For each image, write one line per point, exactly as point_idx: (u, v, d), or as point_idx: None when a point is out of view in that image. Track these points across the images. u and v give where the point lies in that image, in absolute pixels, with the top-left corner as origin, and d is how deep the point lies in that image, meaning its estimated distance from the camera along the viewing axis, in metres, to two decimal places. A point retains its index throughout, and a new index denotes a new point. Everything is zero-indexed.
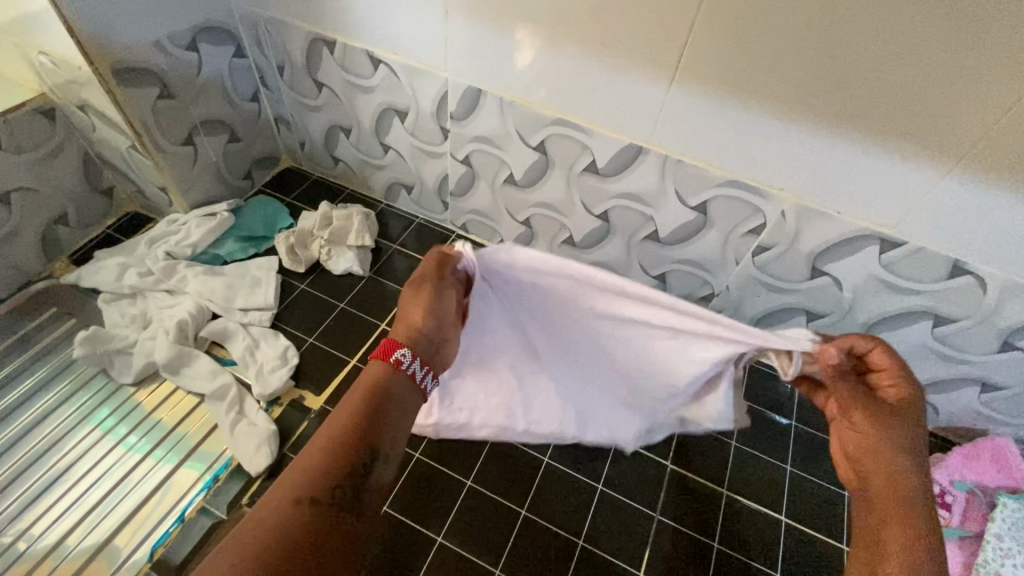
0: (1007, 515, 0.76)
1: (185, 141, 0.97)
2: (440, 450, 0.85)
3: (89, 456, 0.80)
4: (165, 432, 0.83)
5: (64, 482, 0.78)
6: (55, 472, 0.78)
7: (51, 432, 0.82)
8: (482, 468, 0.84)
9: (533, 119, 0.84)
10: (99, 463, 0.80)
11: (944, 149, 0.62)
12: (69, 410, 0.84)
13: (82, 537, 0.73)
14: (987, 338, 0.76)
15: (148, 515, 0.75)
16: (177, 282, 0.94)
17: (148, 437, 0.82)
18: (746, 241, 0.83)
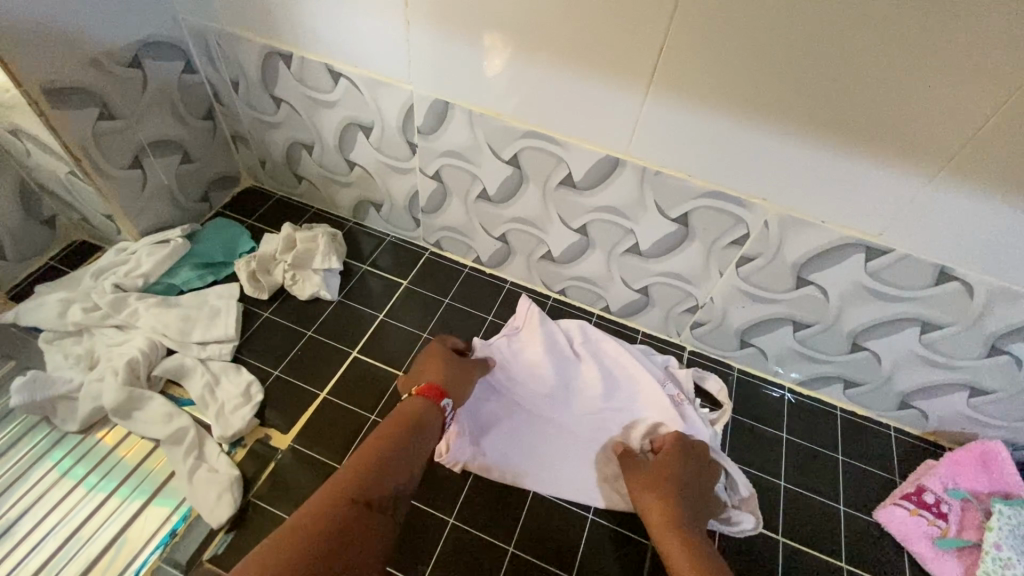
0: (1004, 522, 0.75)
1: (132, 164, 0.90)
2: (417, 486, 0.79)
3: (45, 500, 0.74)
4: (130, 469, 0.77)
5: (19, 529, 0.71)
6: None
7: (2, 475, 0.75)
8: (463, 504, 0.78)
9: (505, 132, 0.80)
10: (58, 506, 0.73)
11: (928, 155, 0.60)
12: (8, 463, 0.76)
13: None
14: (975, 344, 0.75)
15: (115, 559, 0.70)
16: (127, 316, 0.87)
17: (111, 475, 0.76)
18: (729, 252, 0.80)
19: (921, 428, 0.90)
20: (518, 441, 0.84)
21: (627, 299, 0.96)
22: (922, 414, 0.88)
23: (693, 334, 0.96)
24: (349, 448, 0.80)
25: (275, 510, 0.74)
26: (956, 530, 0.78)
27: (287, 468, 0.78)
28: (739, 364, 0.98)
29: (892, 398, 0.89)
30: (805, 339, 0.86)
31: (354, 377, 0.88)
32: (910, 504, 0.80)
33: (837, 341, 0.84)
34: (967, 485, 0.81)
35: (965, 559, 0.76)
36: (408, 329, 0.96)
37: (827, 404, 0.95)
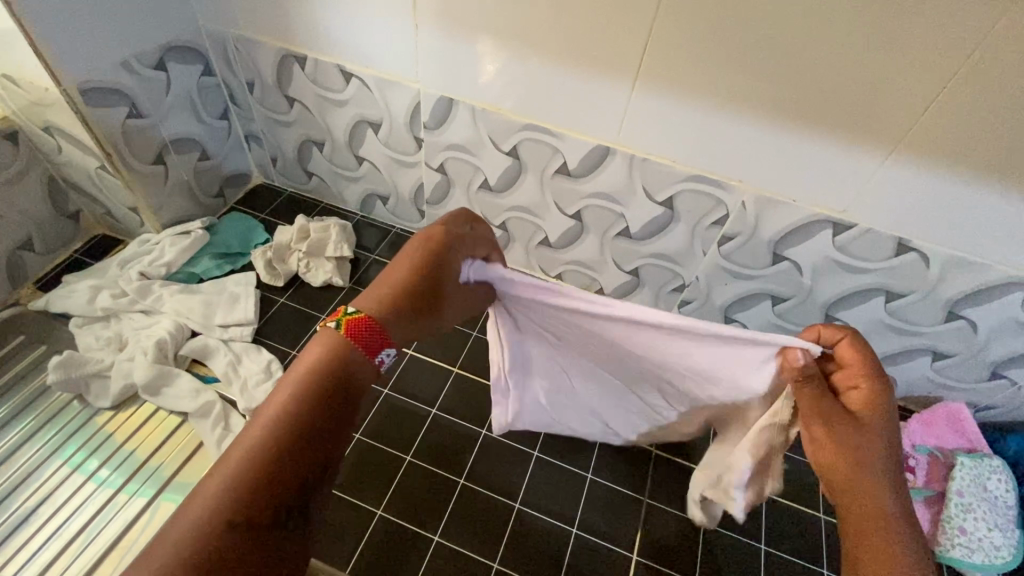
0: (965, 473, 0.82)
1: (155, 160, 0.96)
2: (429, 453, 0.86)
3: (57, 494, 0.77)
4: (138, 465, 0.80)
5: (32, 523, 0.74)
6: (8, 528, 0.73)
7: (14, 472, 0.78)
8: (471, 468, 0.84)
9: (504, 125, 0.88)
10: (68, 501, 0.76)
11: (882, 137, 0.68)
12: (45, 438, 0.81)
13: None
14: (934, 310, 0.83)
15: (126, 550, 0.72)
16: (153, 302, 0.93)
17: (119, 471, 0.79)
18: (711, 232, 0.87)
19: (892, 394, 0.98)
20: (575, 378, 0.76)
21: (620, 281, 1.03)
22: (892, 380, 0.96)
23: (681, 312, 1.04)
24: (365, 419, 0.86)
25: None
26: (923, 482, 0.85)
27: None
28: None
29: None
30: (783, 312, 0.94)
31: None
32: None
33: (811, 313, 0.92)
34: (934, 442, 0.88)
35: (931, 506, 0.83)
36: None
37: None
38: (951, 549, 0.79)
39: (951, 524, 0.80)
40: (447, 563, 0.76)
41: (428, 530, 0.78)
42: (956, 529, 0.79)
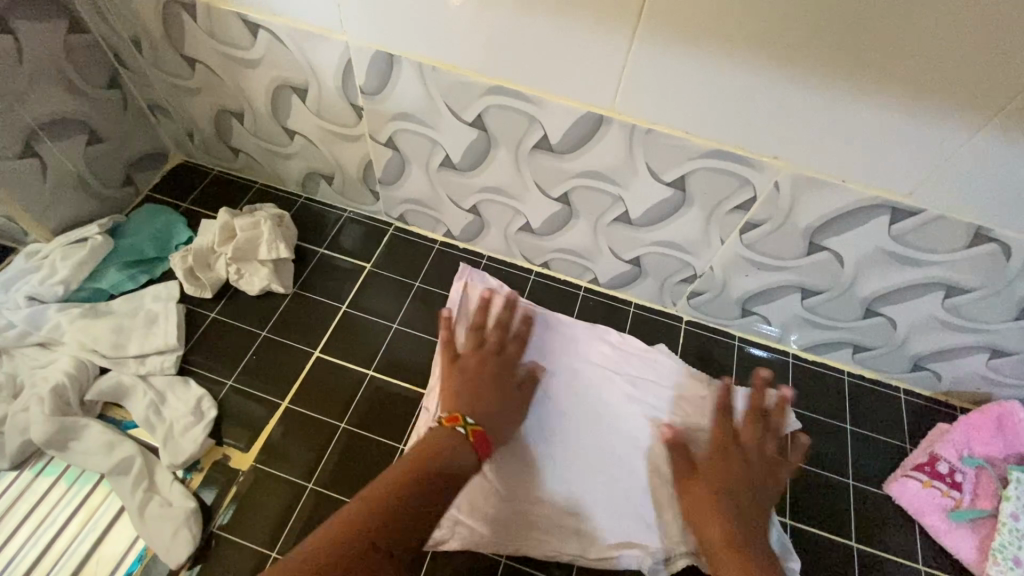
0: (1021, 492, 0.71)
1: (23, 152, 0.75)
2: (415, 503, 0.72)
3: (8, 518, 0.68)
4: (92, 485, 0.70)
5: None
6: None
7: None
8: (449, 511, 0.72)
9: (465, 88, 0.67)
10: (19, 528, 0.68)
11: (979, 100, 0.49)
12: None
13: None
14: (1004, 307, 0.67)
15: None
16: (50, 332, 0.76)
17: (73, 492, 0.70)
18: (733, 219, 0.69)
19: (932, 389, 0.85)
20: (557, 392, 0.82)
21: (617, 271, 0.86)
22: (935, 376, 0.82)
23: (691, 303, 0.87)
24: (319, 464, 0.73)
25: (243, 539, 0.67)
26: (971, 500, 0.74)
27: (251, 492, 0.70)
28: (740, 332, 0.90)
29: (904, 361, 0.82)
30: (814, 306, 0.78)
31: (318, 380, 0.80)
32: (923, 475, 0.76)
33: (849, 308, 0.76)
34: (982, 452, 0.76)
35: (979, 530, 0.72)
36: (377, 320, 0.87)
37: (834, 369, 0.88)
38: None
39: (1003, 554, 0.69)
40: None
41: None
42: (1010, 560, 0.69)
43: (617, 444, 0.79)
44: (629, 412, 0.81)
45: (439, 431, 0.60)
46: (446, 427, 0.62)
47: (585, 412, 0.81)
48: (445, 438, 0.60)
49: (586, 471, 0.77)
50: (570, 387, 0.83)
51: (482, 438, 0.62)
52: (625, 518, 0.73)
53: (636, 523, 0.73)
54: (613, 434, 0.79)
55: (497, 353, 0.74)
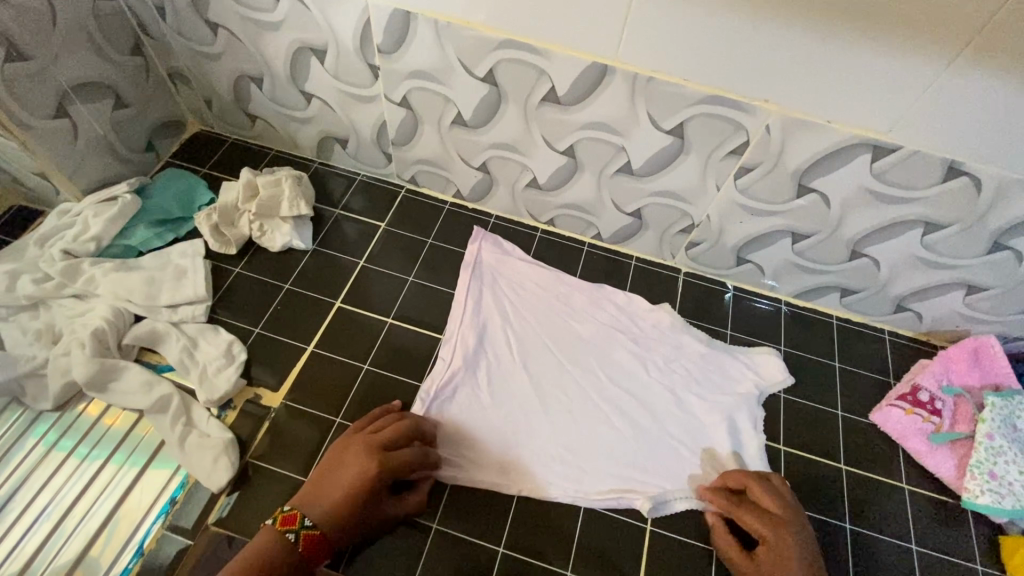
0: (996, 414, 0.77)
1: (56, 113, 0.79)
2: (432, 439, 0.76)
3: (36, 476, 0.71)
4: (117, 441, 0.73)
5: (22, 497, 0.69)
6: None
7: None
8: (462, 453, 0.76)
9: (477, 43, 0.71)
10: (49, 482, 0.70)
11: (947, 35, 0.55)
12: (12, 417, 0.74)
13: (56, 553, 0.66)
14: (978, 241, 0.73)
15: (124, 523, 0.68)
16: (85, 284, 0.80)
17: (100, 447, 0.73)
18: (727, 164, 0.75)
19: (914, 329, 0.91)
20: (567, 341, 0.87)
21: (619, 224, 0.92)
22: (917, 315, 0.88)
23: (688, 254, 0.93)
24: (346, 401, 0.78)
25: (277, 467, 0.72)
26: (950, 425, 0.80)
27: (282, 426, 0.75)
28: (735, 282, 0.95)
29: (888, 302, 0.88)
30: (804, 250, 0.84)
31: (340, 328, 0.85)
32: (906, 403, 0.82)
33: (836, 250, 0.82)
34: (960, 381, 0.82)
35: (957, 450, 0.79)
36: (392, 274, 0.91)
37: (824, 314, 0.94)
38: (980, 496, 0.75)
39: (980, 470, 0.76)
40: (449, 551, 0.70)
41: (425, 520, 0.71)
42: (985, 474, 0.75)
43: (624, 388, 0.83)
44: (636, 366, 0.85)
45: (264, 540, 0.60)
46: (276, 531, 0.61)
47: (594, 365, 0.85)
48: (275, 547, 0.60)
49: (596, 409, 0.81)
50: (580, 342, 0.87)
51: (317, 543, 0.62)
52: (626, 465, 0.77)
53: (635, 470, 0.77)
54: (621, 373, 0.84)
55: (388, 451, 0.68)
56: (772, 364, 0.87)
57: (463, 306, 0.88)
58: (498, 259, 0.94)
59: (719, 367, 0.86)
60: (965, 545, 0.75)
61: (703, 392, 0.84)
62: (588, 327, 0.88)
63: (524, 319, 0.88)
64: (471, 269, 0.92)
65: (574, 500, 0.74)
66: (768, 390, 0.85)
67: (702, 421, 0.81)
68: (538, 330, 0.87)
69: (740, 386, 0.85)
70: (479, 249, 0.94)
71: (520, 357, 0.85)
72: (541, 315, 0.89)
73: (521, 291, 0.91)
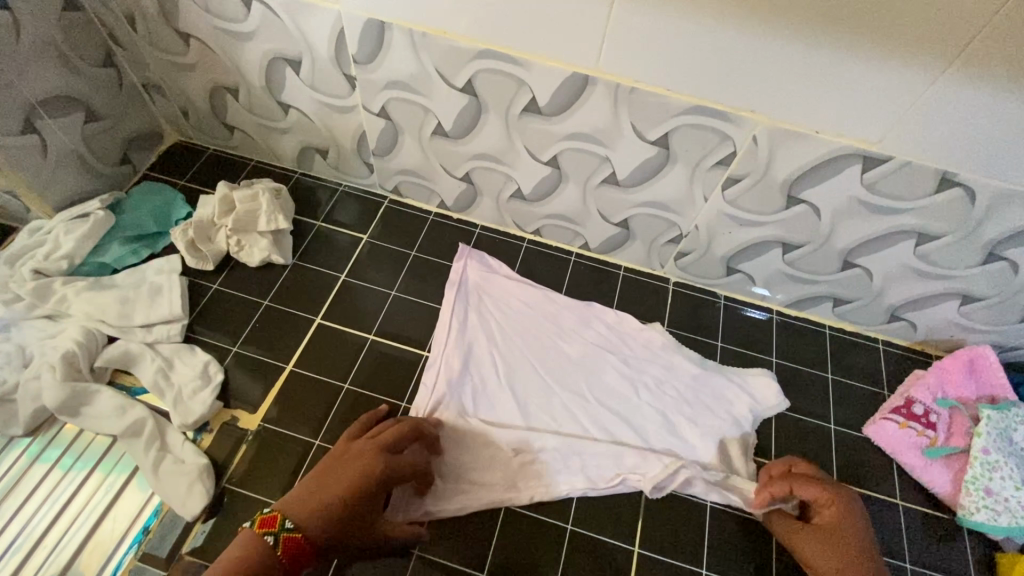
0: (992, 428, 0.75)
1: (24, 129, 0.77)
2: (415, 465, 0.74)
3: (9, 501, 0.69)
4: (91, 465, 0.72)
5: None
6: None
7: None
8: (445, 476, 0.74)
9: (454, 54, 0.69)
10: (22, 508, 0.69)
11: (938, 43, 0.53)
12: None
13: None
14: (972, 251, 0.71)
15: (96, 552, 0.66)
16: (56, 304, 0.78)
17: (74, 472, 0.71)
18: (714, 174, 0.73)
19: (908, 338, 0.89)
20: (557, 364, 0.84)
21: (606, 234, 0.90)
22: (910, 325, 0.86)
23: (677, 264, 0.91)
24: (326, 422, 0.76)
25: (255, 492, 0.70)
26: (945, 439, 0.78)
27: (260, 449, 0.73)
28: (725, 291, 0.93)
29: (881, 312, 0.86)
30: (795, 260, 0.82)
31: (320, 345, 0.83)
32: (900, 416, 0.80)
33: (827, 260, 0.80)
34: (954, 393, 0.80)
35: (952, 465, 0.77)
36: (374, 288, 0.89)
37: (816, 323, 0.92)
38: (976, 513, 0.73)
39: (976, 486, 0.74)
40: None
41: (407, 546, 0.69)
42: (981, 490, 0.73)
43: (616, 409, 0.81)
44: (627, 390, 0.82)
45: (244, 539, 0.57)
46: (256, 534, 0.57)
47: (582, 388, 0.82)
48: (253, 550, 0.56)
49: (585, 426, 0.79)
50: (568, 362, 0.84)
51: (298, 548, 0.58)
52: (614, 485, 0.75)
53: (624, 493, 0.75)
54: (609, 389, 0.82)
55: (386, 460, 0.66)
56: (768, 386, 0.84)
57: (449, 328, 0.85)
58: (484, 277, 0.91)
59: (715, 390, 0.83)
60: (961, 563, 0.74)
61: (696, 413, 0.81)
62: (578, 349, 0.86)
63: (512, 342, 0.85)
64: (457, 289, 0.89)
65: (560, 523, 0.72)
66: (762, 414, 0.82)
67: (694, 448, 0.78)
68: (527, 353, 0.85)
69: (734, 410, 0.82)
70: (465, 268, 0.91)
71: (508, 379, 0.82)
72: (530, 337, 0.86)
73: (508, 312, 0.88)
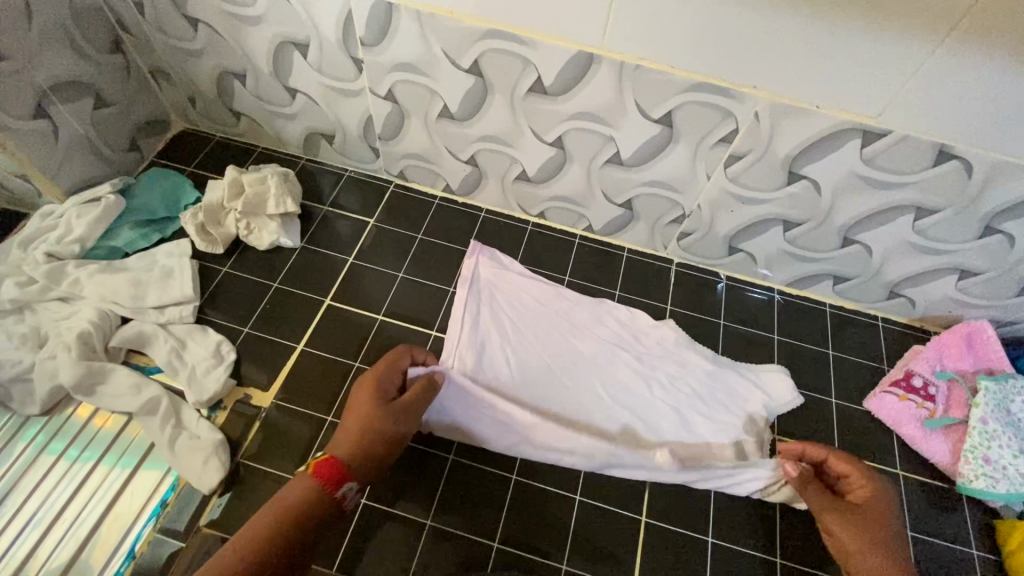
0: (990, 399, 0.77)
1: (35, 114, 0.78)
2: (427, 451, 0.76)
3: (28, 478, 0.70)
4: (107, 443, 0.73)
5: (13, 501, 0.69)
6: None
7: None
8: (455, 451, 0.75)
9: (460, 34, 0.70)
10: (40, 484, 0.70)
11: (937, 14, 0.54)
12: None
13: (47, 557, 0.66)
14: (970, 225, 0.72)
15: (115, 526, 0.68)
16: (70, 286, 0.79)
17: (91, 449, 0.72)
18: (717, 152, 0.74)
19: (907, 315, 0.91)
20: (569, 359, 0.84)
21: (610, 216, 0.91)
22: (909, 302, 0.88)
23: (680, 245, 0.92)
24: (337, 399, 0.77)
25: (268, 468, 0.72)
26: (944, 410, 0.79)
27: (273, 426, 0.75)
28: (727, 271, 0.95)
29: (880, 289, 0.87)
30: (796, 238, 0.83)
31: (330, 326, 0.84)
32: (899, 389, 0.82)
33: (827, 237, 0.81)
34: (953, 366, 0.82)
35: (951, 435, 0.78)
36: (382, 271, 0.90)
37: (816, 302, 0.93)
38: (974, 480, 0.75)
39: (974, 454, 0.76)
40: (443, 548, 0.69)
41: (421, 519, 0.71)
42: (980, 459, 0.75)
43: (626, 400, 0.82)
44: (638, 384, 0.83)
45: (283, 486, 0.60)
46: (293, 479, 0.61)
47: (595, 384, 0.83)
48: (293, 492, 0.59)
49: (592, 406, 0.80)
50: (580, 358, 0.85)
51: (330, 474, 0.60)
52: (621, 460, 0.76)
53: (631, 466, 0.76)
54: (615, 368, 0.84)
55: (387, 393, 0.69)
56: (781, 382, 0.84)
57: (464, 328, 0.85)
58: (496, 273, 0.91)
59: (730, 390, 0.83)
60: (960, 531, 0.75)
61: (707, 407, 0.81)
62: (589, 341, 0.86)
63: (525, 339, 0.85)
64: (468, 285, 0.89)
65: (568, 495, 0.74)
66: (777, 411, 0.82)
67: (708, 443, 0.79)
68: (540, 350, 0.85)
69: (750, 410, 0.81)
70: (478, 266, 0.91)
71: (520, 373, 0.82)
72: (544, 335, 0.86)
73: (521, 310, 0.88)
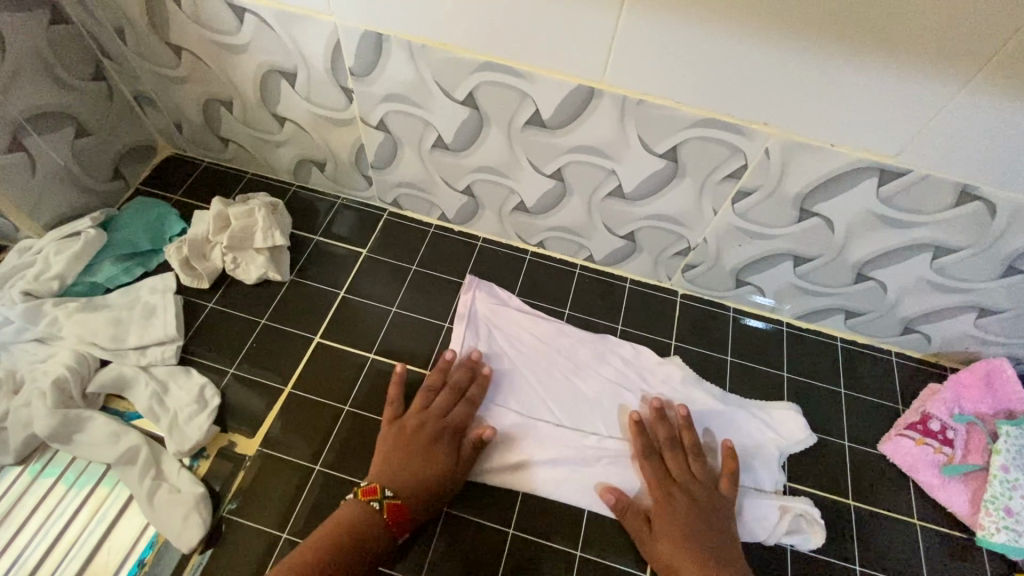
0: (1011, 445, 0.73)
1: (11, 147, 0.75)
2: None
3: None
4: (84, 494, 0.69)
5: None
6: None
7: None
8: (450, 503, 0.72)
9: (454, 66, 0.67)
10: (12, 540, 0.67)
11: (963, 55, 0.50)
12: None
13: None
14: (991, 265, 0.69)
15: None
16: (48, 327, 0.76)
17: (66, 501, 0.69)
18: (724, 188, 0.70)
19: (922, 350, 0.87)
20: (571, 400, 0.81)
21: (612, 247, 0.87)
22: (925, 337, 0.84)
23: (685, 277, 0.89)
24: (325, 446, 0.74)
25: (252, 523, 0.68)
26: (962, 456, 0.76)
27: (257, 477, 0.71)
28: (734, 304, 0.91)
29: (894, 324, 0.84)
30: (807, 273, 0.79)
31: (319, 365, 0.80)
32: (916, 433, 0.78)
33: (841, 273, 0.78)
34: (972, 408, 0.79)
35: (971, 483, 0.75)
36: (374, 305, 0.87)
37: (827, 336, 0.90)
38: (996, 534, 0.71)
39: (995, 505, 0.72)
40: None
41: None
42: (1001, 510, 0.71)
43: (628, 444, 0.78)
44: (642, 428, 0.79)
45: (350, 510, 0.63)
46: (361, 503, 0.63)
47: (597, 426, 0.79)
48: (360, 519, 0.62)
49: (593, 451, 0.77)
50: (582, 399, 0.81)
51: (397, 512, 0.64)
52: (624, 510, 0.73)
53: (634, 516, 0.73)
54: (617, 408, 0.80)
55: (441, 417, 0.72)
56: (793, 421, 0.81)
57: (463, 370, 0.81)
58: (493, 308, 0.87)
59: (738, 430, 0.79)
60: None
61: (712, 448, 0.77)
62: (591, 380, 0.82)
63: (524, 380, 0.82)
64: (466, 322, 0.85)
65: (569, 550, 0.70)
66: (786, 451, 0.79)
67: None
68: (540, 391, 0.81)
69: (758, 451, 0.78)
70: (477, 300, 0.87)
71: (519, 417, 0.79)
72: (545, 375, 0.82)
73: (519, 349, 0.84)
